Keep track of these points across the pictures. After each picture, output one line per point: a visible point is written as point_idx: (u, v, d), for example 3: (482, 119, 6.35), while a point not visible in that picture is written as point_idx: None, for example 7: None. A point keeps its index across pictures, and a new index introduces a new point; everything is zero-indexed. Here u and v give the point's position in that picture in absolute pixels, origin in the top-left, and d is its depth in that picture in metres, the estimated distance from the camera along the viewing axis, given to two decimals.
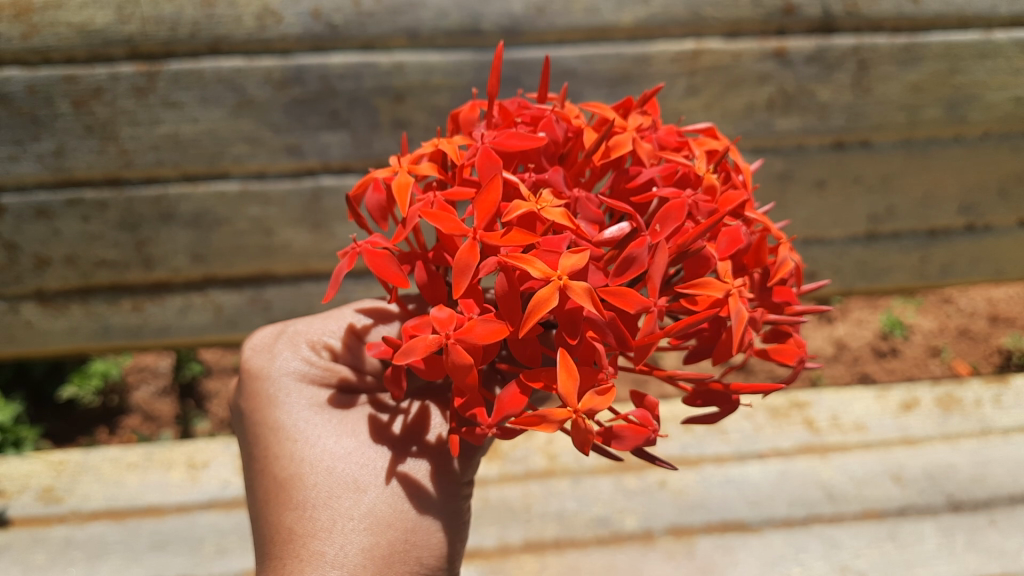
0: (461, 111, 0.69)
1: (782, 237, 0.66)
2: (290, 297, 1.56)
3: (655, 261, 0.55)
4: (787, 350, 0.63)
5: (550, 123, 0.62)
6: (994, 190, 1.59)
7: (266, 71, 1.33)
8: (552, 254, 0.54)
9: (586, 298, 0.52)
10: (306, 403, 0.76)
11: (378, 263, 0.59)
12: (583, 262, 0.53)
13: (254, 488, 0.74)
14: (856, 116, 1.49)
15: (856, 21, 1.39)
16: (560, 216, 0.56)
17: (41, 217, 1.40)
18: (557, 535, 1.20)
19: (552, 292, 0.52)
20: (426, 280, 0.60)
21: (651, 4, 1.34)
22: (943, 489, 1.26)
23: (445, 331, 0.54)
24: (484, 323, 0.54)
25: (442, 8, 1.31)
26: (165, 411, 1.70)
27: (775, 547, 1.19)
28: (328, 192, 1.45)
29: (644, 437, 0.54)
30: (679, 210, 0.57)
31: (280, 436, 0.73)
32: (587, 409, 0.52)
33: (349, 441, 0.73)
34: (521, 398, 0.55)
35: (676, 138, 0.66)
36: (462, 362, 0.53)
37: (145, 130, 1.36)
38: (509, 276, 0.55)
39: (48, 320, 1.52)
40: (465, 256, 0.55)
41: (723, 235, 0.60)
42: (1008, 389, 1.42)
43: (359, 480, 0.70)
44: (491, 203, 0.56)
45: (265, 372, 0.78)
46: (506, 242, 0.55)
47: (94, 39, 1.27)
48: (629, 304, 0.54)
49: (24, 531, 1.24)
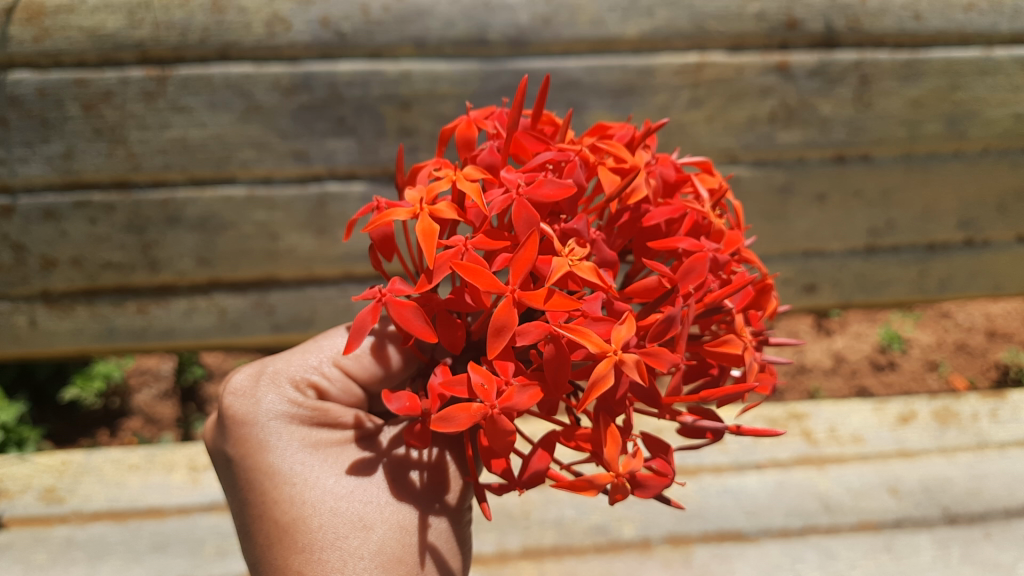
0: (460, 128, 0.66)
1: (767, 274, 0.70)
2: (294, 301, 1.57)
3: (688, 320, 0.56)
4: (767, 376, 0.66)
5: (574, 168, 0.60)
6: (993, 206, 1.61)
7: (275, 77, 1.35)
8: (600, 322, 0.55)
9: (636, 370, 0.54)
10: (299, 443, 0.75)
11: (403, 315, 0.58)
12: (632, 332, 0.55)
13: (251, 532, 0.73)
14: (856, 131, 1.50)
15: (857, 37, 1.41)
16: (591, 273, 0.56)
17: (49, 218, 1.42)
18: (555, 542, 1.20)
19: (607, 368, 0.53)
20: (444, 327, 0.59)
21: (656, 17, 1.36)
22: (940, 502, 1.27)
23: (489, 399, 0.54)
24: (524, 391, 0.54)
25: (450, 18, 1.33)
26: (167, 414, 1.71)
27: (772, 556, 1.20)
28: (334, 198, 1.46)
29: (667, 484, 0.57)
30: (702, 264, 0.59)
31: (276, 480, 0.72)
32: (629, 470, 0.56)
33: (348, 479, 0.73)
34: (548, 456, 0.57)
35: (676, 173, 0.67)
36: (505, 428, 0.54)
37: (154, 134, 1.37)
38: (557, 343, 0.55)
39: (53, 321, 1.53)
40: (502, 317, 0.55)
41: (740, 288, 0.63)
42: (1005, 403, 1.43)
43: (363, 517, 0.71)
44: (529, 260, 0.55)
45: (249, 416, 0.76)
46: (549, 306, 0.55)
47: (105, 43, 1.29)
48: (660, 363, 0.54)
49: (25, 531, 1.24)
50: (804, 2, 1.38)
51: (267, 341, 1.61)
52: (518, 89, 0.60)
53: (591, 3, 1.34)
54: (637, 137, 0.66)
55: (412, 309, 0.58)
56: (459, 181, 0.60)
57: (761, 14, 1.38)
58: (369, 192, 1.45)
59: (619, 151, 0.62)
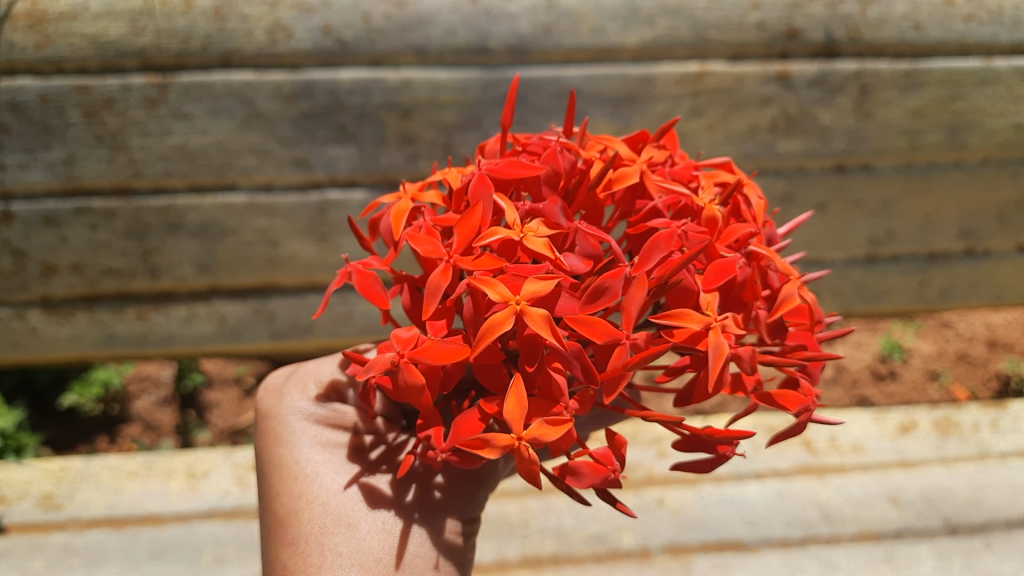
0: (485, 145, 0.67)
1: (793, 272, 0.59)
2: (294, 307, 1.57)
3: (631, 292, 0.52)
4: (792, 396, 0.57)
5: (553, 153, 0.59)
6: (993, 216, 1.61)
7: (275, 85, 1.35)
8: (520, 278, 0.53)
9: (544, 325, 0.50)
10: (310, 438, 0.76)
11: (365, 282, 0.59)
12: (548, 289, 0.51)
13: (260, 527, 0.74)
14: (856, 140, 1.51)
15: (858, 47, 1.41)
16: (542, 246, 0.54)
17: (50, 224, 1.42)
18: (555, 550, 1.20)
19: (507, 316, 0.50)
20: (410, 303, 0.57)
21: (657, 26, 1.36)
22: (941, 512, 1.27)
23: (401, 349, 0.53)
24: (442, 343, 0.52)
25: (451, 26, 1.33)
26: (166, 421, 1.70)
27: (772, 566, 1.20)
28: (334, 205, 1.46)
29: (603, 475, 0.53)
30: (667, 241, 0.55)
31: (282, 473, 0.74)
32: (532, 437, 0.49)
33: (347, 478, 0.72)
34: (475, 424, 0.52)
35: (690, 172, 0.65)
36: (414, 382, 0.52)
37: (155, 141, 1.37)
38: (476, 300, 0.53)
39: (52, 327, 1.53)
40: (437, 276, 0.54)
41: (714, 266, 0.56)
42: (1006, 413, 1.43)
43: (350, 513, 0.70)
44: (472, 228, 0.55)
45: (275, 411, 0.79)
46: (476, 265, 0.53)
47: (107, 50, 1.29)
48: (598, 334, 0.52)
49: (23, 538, 1.24)
50: (804, 12, 1.38)
51: (266, 347, 1.61)
52: (510, 87, 0.61)
53: (592, 12, 1.34)
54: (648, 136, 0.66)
55: (374, 278, 0.59)
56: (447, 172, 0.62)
57: (762, 24, 1.38)
58: (370, 199, 1.45)
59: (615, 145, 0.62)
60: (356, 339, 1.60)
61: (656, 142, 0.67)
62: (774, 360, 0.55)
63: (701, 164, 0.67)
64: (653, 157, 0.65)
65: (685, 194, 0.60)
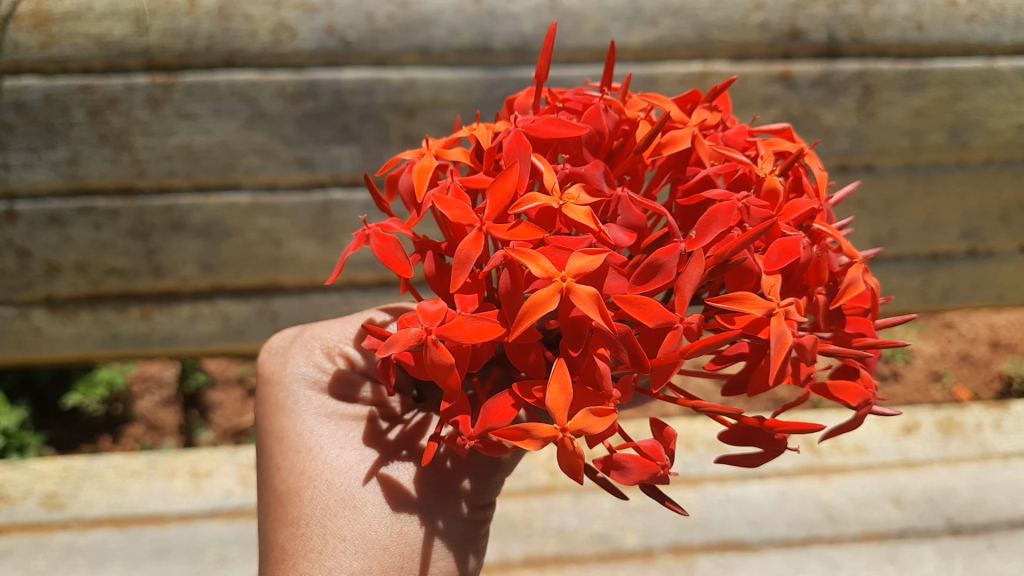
0: (517, 97, 0.64)
1: (856, 256, 0.55)
2: (297, 308, 1.57)
3: (686, 271, 0.48)
4: (851, 389, 0.52)
5: (595, 113, 0.55)
6: (996, 216, 1.61)
7: (280, 85, 1.35)
8: (563, 252, 0.49)
9: (593, 306, 0.46)
10: (314, 409, 0.74)
11: (384, 247, 0.56)
12: (595, 265, 0.47)
13: (262, 499, 0.72)
14: (860, 140, 1.50)
15: (861, 47, 1.42)
16: (584, 216, 0.50)
17: (53, 224, 1.42)
18: (557, 550, 1.20)
19: (552, 295, 0.46)
20: (434, 271, 0.54)
21: (659, 26, 1.37)
22: (943, 513, 1.27)
23: (428, 325, 0.49)
24: (473, 320, 0.48)
25: (454, 26, 1.33)
26: (169, 420, 1.71)
27: (774, 566, 1.20)
28: (338, 205, 1.46)
29: (651, 471, 0.49)
30: (726, 214, 0.50)
31: (285, 446, 0.72)
32: (578, 430, 0.46)
33: (352, 453, 0.70)
34: (510, 410, 0.48)
35: (745, 138, 0.59)
36: (443, 361, 0.48)
37: (159, 141, 1.38)
38: (513, 274, 0.48)
39: (56, 327, 1.53)
40: (467, 245, 0.50)
41: (776, 245, 0.52)
42: (1008, 413, 1.43)
43: (353, 494, 0.67)
44: (506, 192, 0.51)
45: (279, 377, 0.78)
46: (512, 235, 0.50)
47: (111, 50, 1.29)
48: (649, 317, 0.47)
49: (25, 536, 1.24)
50: (807, 13, 1.38)
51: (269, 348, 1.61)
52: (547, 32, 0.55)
53: (595, 13, 1.35)
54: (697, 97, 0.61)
55: (395, 243, 0.57)
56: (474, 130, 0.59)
57: (764, 24, 1.38)
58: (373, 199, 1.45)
59: (664, 104, 0.57)
60: None
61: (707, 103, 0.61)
62: (837, 351, 0.51)
63: (757, 131, 0.63)
64: (708, 119, 0.59)
65: (743, 162, 0.55)
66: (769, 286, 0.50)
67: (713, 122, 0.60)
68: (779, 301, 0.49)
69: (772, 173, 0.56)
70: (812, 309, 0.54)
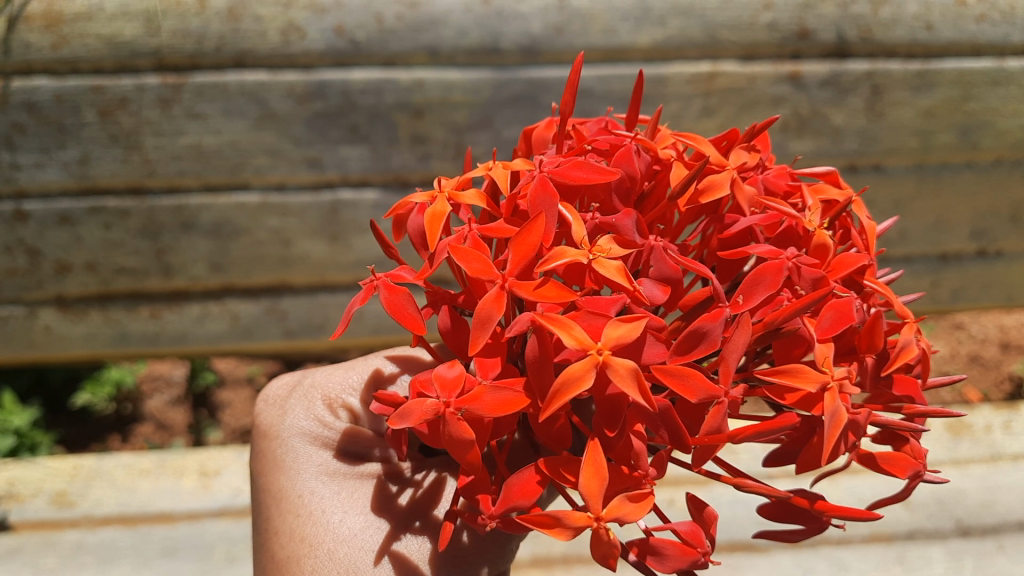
0: (536, 129, 0.65)
1: (907, 317, 0.54)
2: (305, 307, 1.57)
3: (734, 338, 0.48)
4: (901, 461, 0.52)
5: (627, 156, 0.55)
6: (1006, 216, 1.60)
7: (289, 85, 1.36)
8: (597, 318, 0.49)
9: (630, 381, 0.45)
10: (316, 470, 0.74)
11: (394, 300, 0.56)
12: (630, 335, 0.47)
13: (260, 560, 0.73)
14: (869, 140, 1.50)
15: (870, 47, 1.42)
16: (616, 272, 0.50)
17: (64, 224, 1.43)
18: (565, 550, 1.20)
19: (587, 369, 0.45)
20: (450, 325, 0.54)
21: (668, 26, 1.37)
22: (952, 514, 1.27)
23: (446, 397, 0.48)
24: (494, 392, 0.48)
25: (463, 27, 1.34)
26: (178, 420, 1.72)
27: (783, 567, 1.20)
28: (346, 205, 1.46)
29: (692, 559, 0.50)
30: (774, 275, 0.50)
31: (285, 509, 0.72)
32: (614, 518, 0.46)
33: (356, 519, 0.70)
34: (535, 488, 0.49)
35: (786, 181, 0.59)
36: (462, 436, 0.48)
37: (168, 141, 1.38)
38: (542, 341, 0.48)
39: (67, 326, 1.54)
40: (489, 305, 0.50)
41: (830, 309, 0.50)
42: (1018, 414, 1.43)
43: (356, 565, 0.67)
44: (530, 244, 0.51)
45: (276, 431, 0.78)
46: (539, 295, 0.49)
47: (122, 50, 1.30)
48: (692, 391, 0.47)
49: (35, 535, 1.26)
50: (816, 12, 1.38)
51: (278, 347, 1.61)
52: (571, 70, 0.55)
53: (604, 12, 1.35)
54: (737, 136, 0.60)
55: (405, 297, 0.56)
56: (491, 169, 0.59)
57: (773, 24, 1.38)
58: (382, 199, 1.45)
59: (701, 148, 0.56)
60: (367, 338, 1.59)
61: (745, 142, 0.60)
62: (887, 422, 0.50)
63: (797, 174, 0.61)
64: (747, 160, 0.58)
65: (789, 215, 0.54)
66: (822, 356, 0.49)
67: (751, 163, 0.59)
68: (833, 373, 0.48)
69: (820, 226, 0.55)
70: (859, 372, 0.52)
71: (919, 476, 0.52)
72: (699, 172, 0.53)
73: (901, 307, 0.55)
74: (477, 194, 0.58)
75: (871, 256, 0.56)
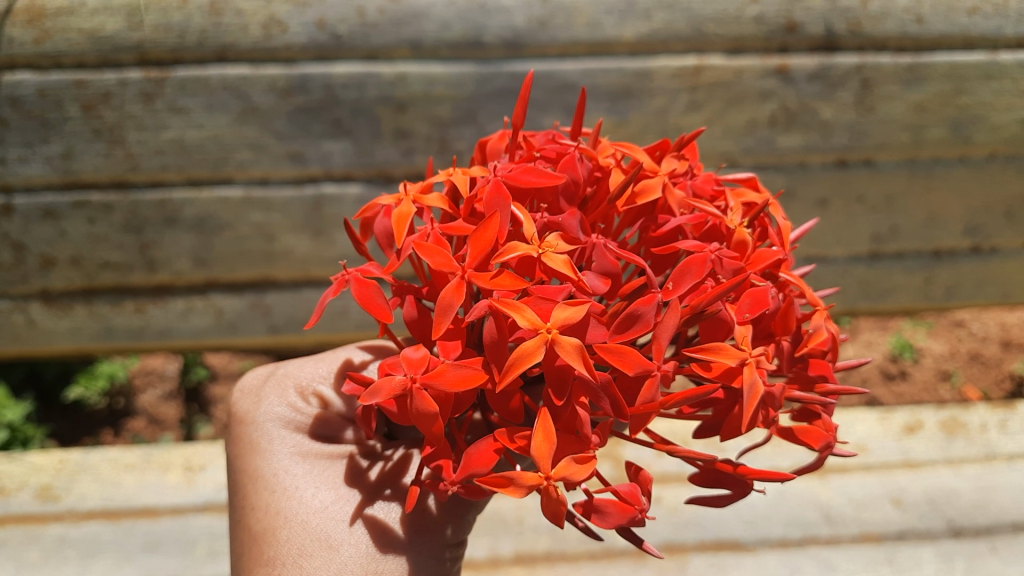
0: (489, 140, 0.64)
1: (818, 303, 0.54)
2: (290, 302, 1.56)
3: (663, 320, 0.47)
4: (813, 432, 0.52)
5: (571, 162, 0.54)
6: (1001, 213, 1.57)
7: (271, 79, 1.35)
8: (547, 302, 0.47)
9: (576, 356, 0.45)
10: (290, 450, 0.73)
11: (365, 292, 0.55)
12: (580, 316, 0.46)
13: (234, 538, 0.72)
14: (859, 135, 1.48)
15: (859, 40, 1.40)
16: (563, 264, 0.49)
17: (48, 218, 1.43)
18: (548, 547, 1.19)
19: (539, 345, 0.45)
20: (414, 316, 0.53)
21: (653, 19, 1.35)
22: (944, 514, 1.24)
23: (412, 373, 0.47)
24: (456, 369, 0.47)
25: (445, 20, 1.33)
26: (170, 414, 1.72)
27: (769, 568, 1.18)
28: (330, 199, 1.45)
29: (630, 515, 0.49)
30: (700, 265, 0.49)
31: (259, 486, 0.71)
32: (561, 477, 0.45)
33: (327, 493, 0.69)
34: (491, 457, 0.47)
35: (712, 187, 0.58)
36: (427, 410, 0.47)
37: (151, 135, 1.38)
38: (498, 322, 0.47)
39: (52, 320, 1.54)
40: (450, 293, 0.48)
41: (748, 295, 0.50)
42: (1015, 413, 1.38)
43: (330, 535, 0.67)
44: (488, 240, 0.50)
45: (251, 416, 0.77)
46: (495, 284, 0.48)
47: (104, 45, 1.30)
48: (629, 364, 0.46)
49: (19, 528, 1.26)
50: (803, 5, 1.36)
51: (265, 342, 1.61)
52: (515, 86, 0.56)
53: (587, 5, 1.33)
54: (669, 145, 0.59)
55: (375, 289, 0.55)
56: (451, 174, 0.58)
57: (760, 17, 1.36)
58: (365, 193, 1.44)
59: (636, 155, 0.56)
60: (352, 334, 1.58)
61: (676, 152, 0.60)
62: (800, 396, 0.49)
63: (722, 180, 0.61)
64: (677, 168, 0.58)
65: (714, 214, 0.53)
66: (742, 337, 0.48)
67: (681, 171, 0.59)
68: (751, 350, 0.47)
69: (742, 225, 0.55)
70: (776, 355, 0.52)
71: (830, 449, 0.53)
72: (636, 174, 0.52)
73: (812, 294, 0.54)
74: (440, 197, 0.58)
75: (787, 252, 0.55)
